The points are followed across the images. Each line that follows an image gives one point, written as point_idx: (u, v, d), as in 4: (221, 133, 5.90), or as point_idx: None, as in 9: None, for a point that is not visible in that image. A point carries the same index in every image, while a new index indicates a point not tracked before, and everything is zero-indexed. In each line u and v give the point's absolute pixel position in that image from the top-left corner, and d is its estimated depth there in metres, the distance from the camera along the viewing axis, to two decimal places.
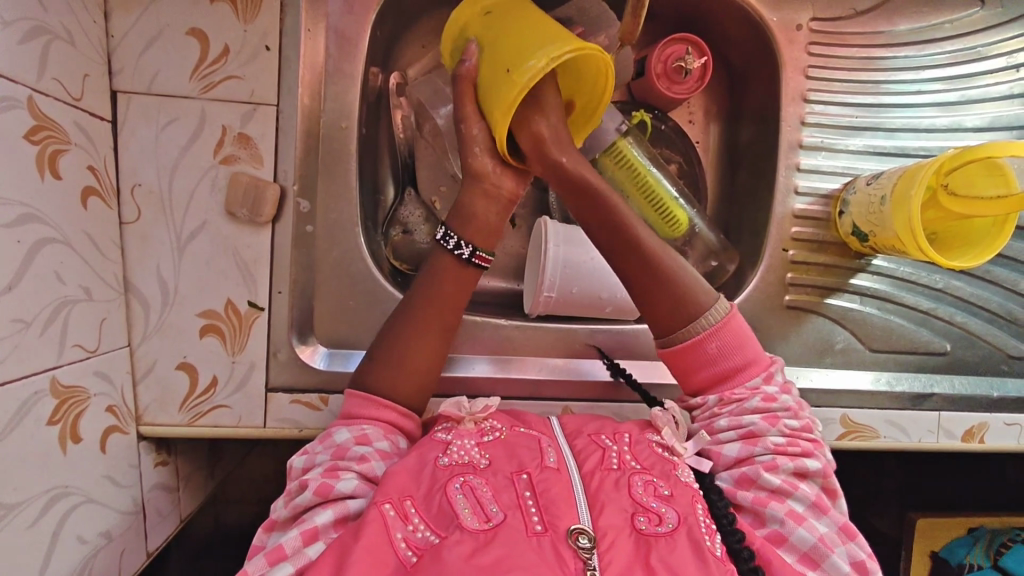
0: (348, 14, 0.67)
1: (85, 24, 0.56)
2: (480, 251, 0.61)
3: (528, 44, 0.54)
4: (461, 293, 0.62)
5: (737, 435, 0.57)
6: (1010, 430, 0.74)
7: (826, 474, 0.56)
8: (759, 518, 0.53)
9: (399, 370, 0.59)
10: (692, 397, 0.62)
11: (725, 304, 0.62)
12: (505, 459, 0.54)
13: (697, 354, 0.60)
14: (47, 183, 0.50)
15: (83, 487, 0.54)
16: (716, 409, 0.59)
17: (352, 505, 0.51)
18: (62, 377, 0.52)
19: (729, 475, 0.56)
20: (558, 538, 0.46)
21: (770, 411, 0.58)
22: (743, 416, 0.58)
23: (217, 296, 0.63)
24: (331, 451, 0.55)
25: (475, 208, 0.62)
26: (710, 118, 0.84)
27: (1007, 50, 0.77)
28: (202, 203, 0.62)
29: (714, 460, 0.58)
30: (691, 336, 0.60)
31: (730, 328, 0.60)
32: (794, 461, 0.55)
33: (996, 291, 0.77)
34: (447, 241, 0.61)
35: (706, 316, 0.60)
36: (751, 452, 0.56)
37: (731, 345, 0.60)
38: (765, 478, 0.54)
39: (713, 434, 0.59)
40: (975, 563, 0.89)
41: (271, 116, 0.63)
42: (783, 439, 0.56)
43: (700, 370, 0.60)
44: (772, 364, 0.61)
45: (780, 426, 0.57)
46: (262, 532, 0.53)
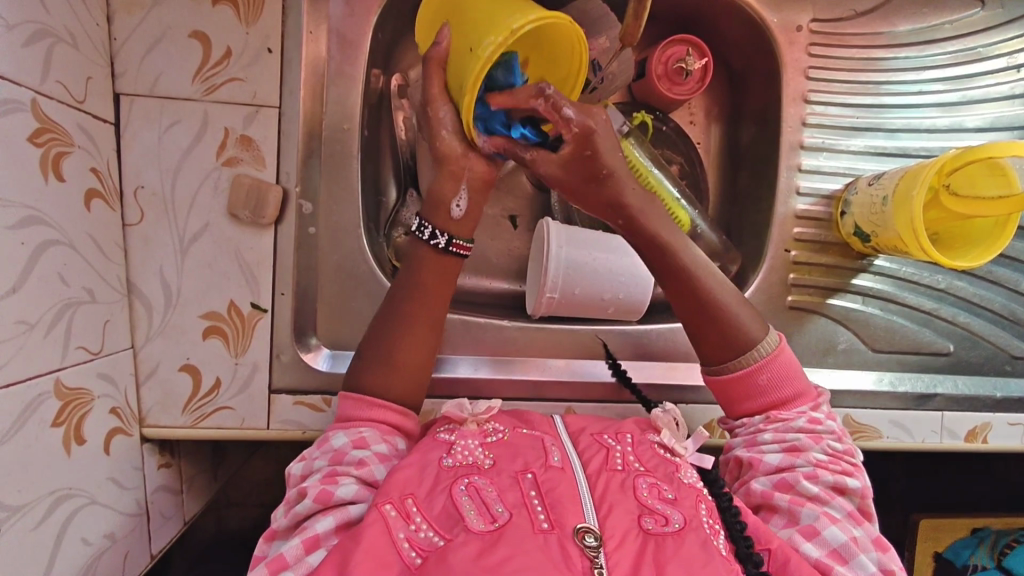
0: (350, 16, 0.67)
1: (88, 27, 0.56)
2: (457, 239, 0.60)
3: (487, 17, 0.49)
4: (448, 286, 0.61)
5: (780, 448, 0.57)
6: (1013, 430, 0.74)
7: (864, 494, 0.56)
8: (793, 517, 0.53)
9: (395, 368, 0.59)
10: (735, 421, 0.62)
11: (776, 334, 0.62)
12: (509, 458, 0.54)
13: (747, 384, 0.60)
14: (51, 185, 0.51)
15: (86, 490, 0.54)
16: (761, 426, 0.59)
17: (352, 512, 0.51)
18: (65, 380, 0.52)
19: (767, 479, 0.56)
20: (565, 536, 0.46)
21: (815, 432, 0.58)
22: (789, 433, 0.57)
23: (220, 298, 0.64)
24: (329, 457, 0.55)
25: (445, 193, 0.58)
26: (711, 119, 0.84)
27: (1008, 50, 0.77)
28: (205, 204, 0.63)
29: (752, 466, 0.57)
30: (742, 364, 0.60)
31: (781, 358, 0.60)
32: (835, 475, 0.55)
33: (999, 291, 0.77)
34: (423, 231, 0.60)
35: (759, 346, 0.60)
36: (792, 462, 0.56)
37: (782, 377, 0.60)
38: (805, 485, 0.54)
39: (755, 445, 0.58)
40: (979, 564, 0.90)
41: (273, 117, 0.63)
42: (824, 456, 0.56)
43: (750, 396, 0.60)
44: (820, 395, 0.61)
45: (824, 445, 0.57)
46: (265, 543, 0.53)
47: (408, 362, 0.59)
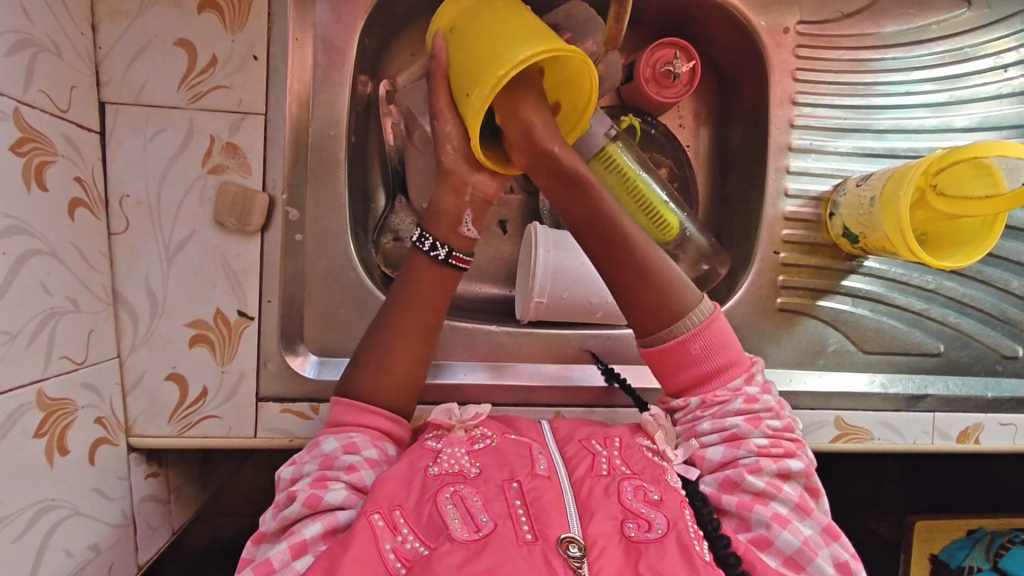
0: (336, 22, 0.67)
1: (71, 36, 0.56)
2: (457, 252, 0.62)
3: (485, 56, 0.52)
4: (443, 294, 0.62)
5: (721, 440, 0.56)
6: (1005, 431, 0.74)
7: (809, 473, 0.56)
8: (744, 521, 0.53)
9: (384, 373, 0.59)
10: (675, 399, 0.62)
11: (708, 303, 0.61)
12: (495, 466, 0.53)
13: (679, 355, 0.59)
14: (34, 195, 0.50)
15: (71, 501, 0.54)
16: (698, 412, 0.59)
17: (340, 517, 0.50)
18: (48, 390, 0.52)
19: (713, 479, 0.56)
20: (549, 547, 0.46)
21: (752, 413, 0.57)
22: (727, 417, 0.57)
23: (207, 306, 0.63)
24: (319, 462, 0.54)
25: (447, 206, 0.61)
26: (699, 122, 0.84)
27: (994, 50, 0.77)
28: (191, 211, 0.62)
29: (697, 464, 0.57)
30: (673, 334, 0.59)
31: (713, 328, 0.59)
32: (777, 462, 0.55)
33: (989, 291, 0.77)
34: (423, 242, 0.61)
35: (687, 318, 0.59)
36: (734, 456, 0.55)
37: (711, 349, 0.59)
38: (750, 483, 0.54)
39: (695, 437, 0.58)
40: (975, 565, 0.89)
41: (258, 125, 0.63)
42: (766, 441, 0.56)
43: (684, 368, 0.59)
44: (752, 363, 0.61)
45: (763, 427, 0.56)
46: (252, 546, 0.53)
47: (397, 366, 0.59)
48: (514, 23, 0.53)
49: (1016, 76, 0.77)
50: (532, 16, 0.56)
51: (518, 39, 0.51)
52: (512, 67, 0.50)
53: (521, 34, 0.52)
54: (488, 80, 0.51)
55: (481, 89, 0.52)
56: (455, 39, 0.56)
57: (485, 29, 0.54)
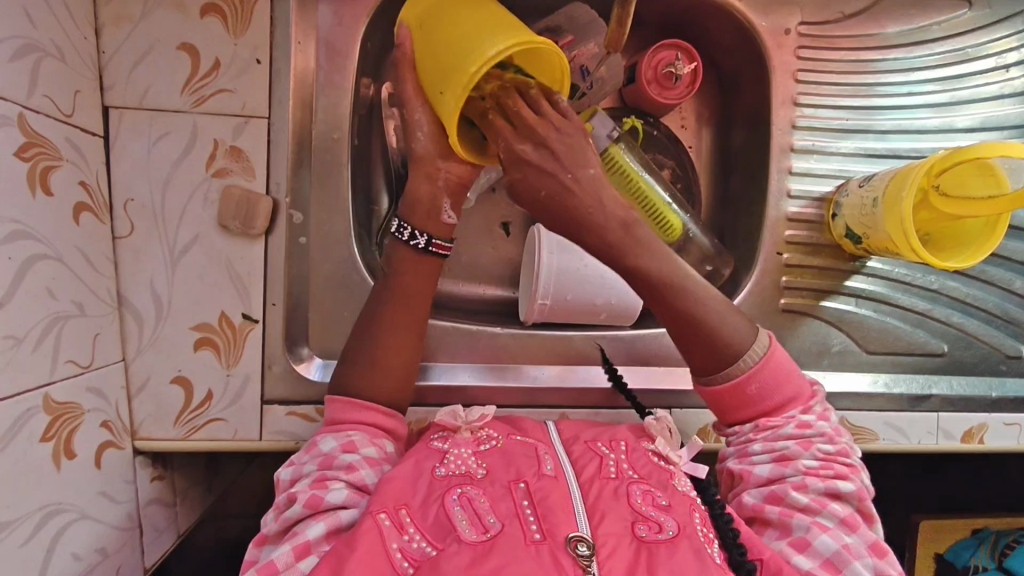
0: (339, 26, 0.68)
1: (76, 41, 0.56)
2: (438, 239, 0.62)
3: (456, 51, 0.52)
4: (427, 287, 0.63)
5: (770, 459, 0.57)
6: (1010, 430, 0.74)
7: (862, 497, 0.55)
8: (785, 529, 0.54)
9: (376, 369, 0.60)
10: (728, 429, 0.61)
11: (764, 336, 0.60)
12: (502, 467, 0.54)
13: (738, 395, 0.59)
14: (39, 200, 0.50)
15: (77, 504, 0.54)
16: (752, 435, 0.58)
17: (343, 517, 0.51)
18: (54, 395, 0.52)
19: (758, 492, 0.56)
20: (557, 546, 0.46)
21: (805, 438, 0.57)
22: (778, 441, 0.57)
23: (212, 309, 0.63)
24: (318, 461, 0.55)
25: (421, 193, 0.61)
26: (702, 123, 0.84)
27: (996, 50, 0.77)
28: (195, 215, 0.63)
29: (743, 479, 0.58)
30: (731, 375, 0.58)
31: (771, 366, 0.58)
32: (825, 481, 0.54)
33: (992, 291, 0.77)
34: (401, 231, 0.62)
35: (749, 354, 0.58)
36: (782, 473, 0.56)
37: (771, 385, 0.58)
38: (794, 496, 0.54)
39: (745, 456, 0.58)
40: (980, 565, 0.89)
41: (262, 128, 0.63)
42: (815, 462, 0.56)
43: (742, 406, 0.59)
44: (811, 396, 0.60)
45: (814, 450, 0.56)
46: (255, 548, 0.53)
47: (392, 361, 0.60)
48: (482, 17, 0.52)
49: (1018, 76, 0.77)
50: (501, 8, 0.54)
51: (484, 36, 0.50)
52: (482, 63, 0.49)
53: (491, 25, 0.51)
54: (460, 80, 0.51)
55: (453, 91, 0.52)
56: (422, 37, 0.55)
57: (453, 23, 0.53)
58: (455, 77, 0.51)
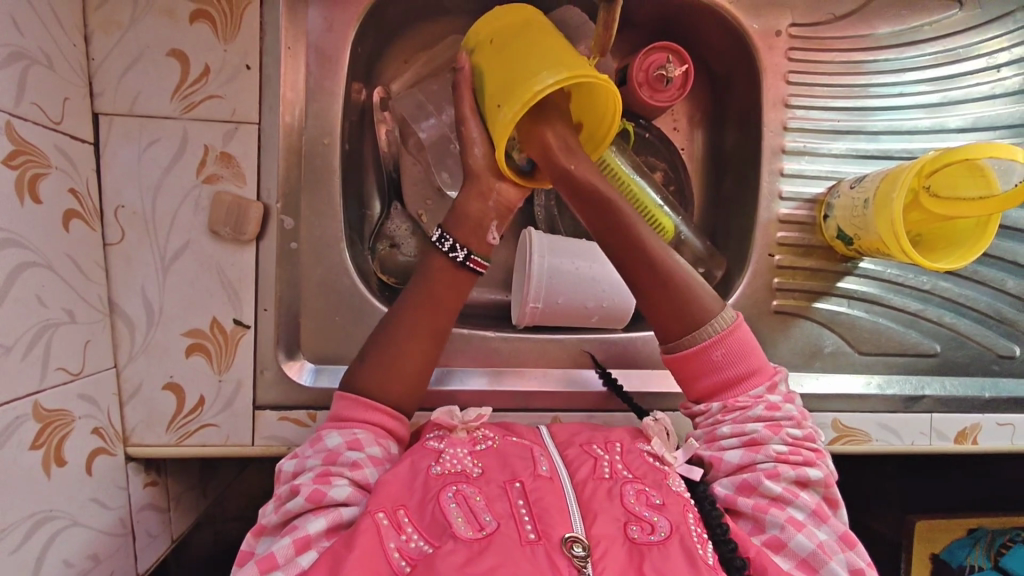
0: (328, 31, 0.67)
1: (64, 48, 0.56)
2: (475, 255, 0.62)
3: (526, 70, 0.54)
4: (457, 299, 0.62)
5: (740, 444, 0.56)
6: (1002, 430, 0.74)
7: (828, 483, 0.56)
8: (759, 524, 0.53)
9: (388, 371, 0.59)
10: (695, 404, 0.61)
11: (732, 311, 0.61)
12: (497, 467, 0.54)
13: (702, 361, 0.59)
14: (28, 208, 0.51)
15: (69, 511, 0.54)
16: (719, 415, 0.58)
17: (345, 513, 0.51)
18: (44, 402, 0.52)
19: (730, 482, 0.56)
20: (552, 547, 0.46)
21: (773, 421, 0.57)
22: (747, 423, 0.57)
23: (203, 315, 0.64)
24: (321, 456, 0.55)
25: (470, 208, 0.61)
26: (694, 124, 0.84)
27: (987, 50, 0.77)
28: (186, 221, 0.63)
29: (715, 466, 0.57)
30: (695, 341, 0.59)
31: (736, 336, 0.59)
32: (796, 470, 0.54)
33: (984, 291, 0.77)
34: (442, 243, 0.61)
35: (712, 322, 0.58)
36: (752, 460, 0.55)
37: (734, 355, 0.58)
38: (767, 486, 0.53)
39: (714, 441, 0.58)
40: (976, 564, 0.90)
41: (252, 133, 0.63)
42: (785, 447, 0.55)
43: (706, 374, 0.59)
44: (775, 371, 0.60)
45: (783, 434, 0.56)
46: (251, 538, 0.53)
47: (403, 364, 0.59)
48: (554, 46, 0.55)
49: (1010, 76, 0.77)
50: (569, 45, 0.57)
51: (562, 63, 0.53)
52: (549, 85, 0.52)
53: (563, 55, 0.54)
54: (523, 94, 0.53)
55: (513, 104, 0.53)
56: (491, 51, 0.58)
57: (525, 48, 0.55)
58: (520, 93, 0.53)
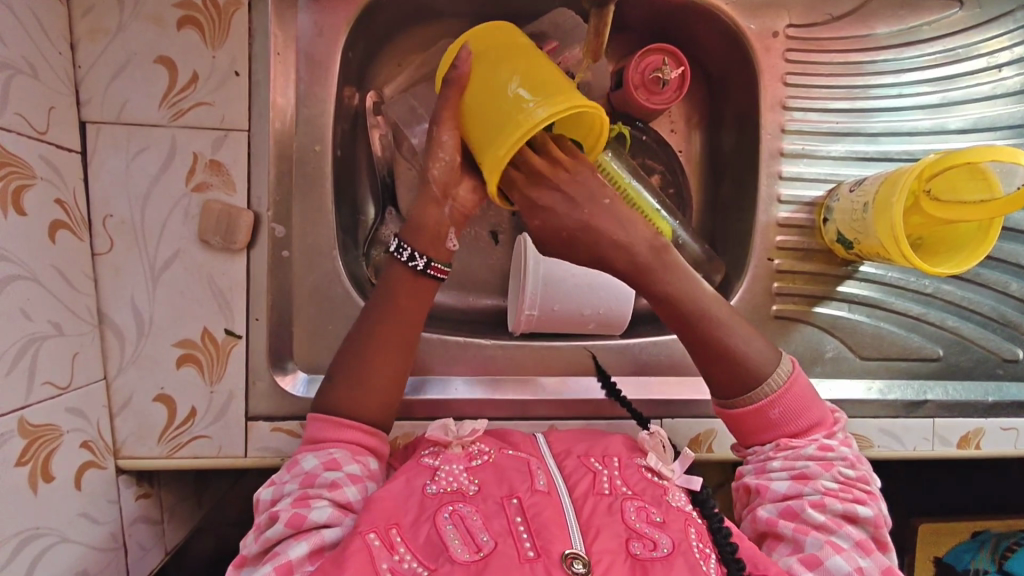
0: (319, 36, 0.67)
1: (49, 57, 0.55)
2: (436, 262, 0.60)
3: (519, 95, 0.50)
4: (423, 304, 0.61)
5: (788, 476, 0.55)
6: (1006, 435, 0.73)
7: (879, 524, 0.54)
8: (797, 546, 0.52)
9: (366, 386, 0.58)
10: (747, 450, 0.59)
11: (787, 361, 0.59)
12: (495, 484, 0.53)
13: (759, 416, 0.57)
14: (11, 220, 0.50)
15: (57, 528, 0.53)
16: (772, 453, 0.57)
17: (326, 535, 0.50)
18: (30, 417, 0.51)
19: (774, 507, 0.55)
20: (551, 564, 0.45)
21: (826, 459, 0.56)
22: (799, 460, 0.56)
23: (193, 325, 0.63)
24: (299, 480, 0.54)
25: (427, 218, 0.59)
26: (692, 126, 0.83)
27: (987, 49, 0.76)
28: (176, 231, 0.62)
29: (760, 493, 0.56)
30: (753, 396, 0.57)
31: (795, 390, 0.57)
32: (845, 504, 0.53)
33: (986, 294, 0.76)
34: (401, 253, 0.59)
35: (772, 377, 0.57)
36: (800, 490, 0.54)
37: (795, 409, 0.57)
38: (810, 514, 0.53)
39: (762, 471, 0.57)
40: (981, 568, 0.90)
41: (242, 141, 0.62)
42: (835, 484, 0.54)
43: (762, 428, 0.58)
44: (834, 423, 0.59)
45: (834, 472, 0.55)
46: (232, 570, 0.52)
47: (379, 378, 0.59)
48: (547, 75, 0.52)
49: (1011, 75, 0.76)
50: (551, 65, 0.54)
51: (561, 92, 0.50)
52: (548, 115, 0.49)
53: (555, 82, 0.52)
54: (518, 127, 0.49)
55: (510, 136, 0.50)
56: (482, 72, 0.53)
57: (514, 73, 0.52)
58: (515, 122, 0.50)
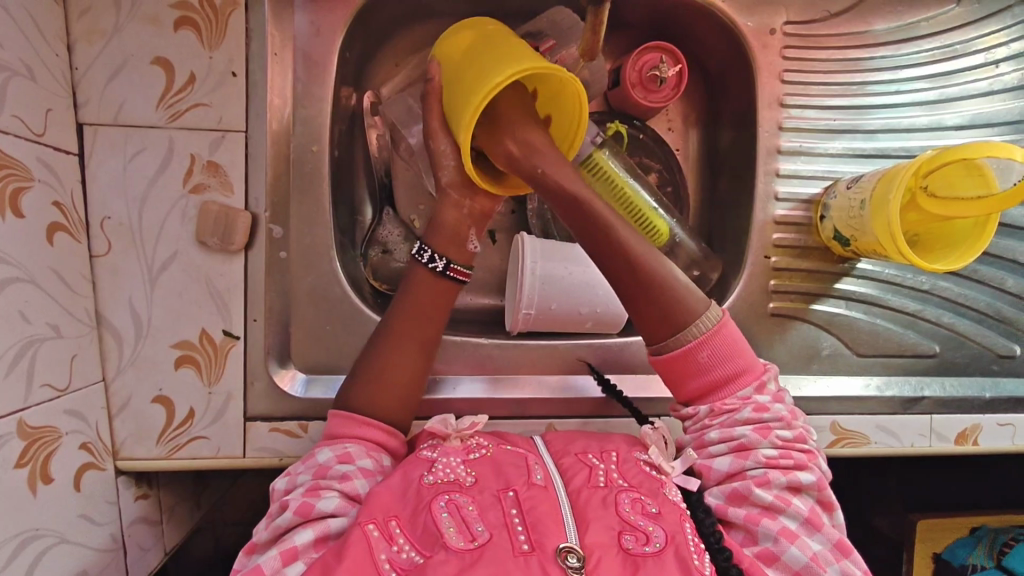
0: (316, 37, 0.67)
1: (46, 59, 0.55)
2: (455, 264, 0.62)
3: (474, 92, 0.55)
4: (444, 307, 0.63)
5: (728, 450, 0.55)
6: (1002, 431, 0.73)
7: (821, 487, 0.55)
8: (751, 535, 0.52)
9: (382, 385, 0.59)
10: (683, 412, 0.59)
11: (718, 308, 0.59)
12: (491, 476, 0.53)
13: (689, 363, 0.57)
14: (9, 223, 0.50)
15: (56, 529, 0.54)
16: (707, 420, 0.57)
17: (332, 525, 0.50)
18: (29, 419, 0.51)
19: (720, 492, 0.55)
20: (546, 558, 0.45)
21: (761, 422, 0.55)
22: (735, 427, 0.55)
23: (192, 327, 0.63)
24: (312, 472, 0.54)
25: (445, 217, 0.62)
26: (689, 125, 0.83)
27: (984, 45, 0.76)
28: (173, 232, 0.62)
29: (706, 475, 0.56)
30: (681, 341, 0.57)
31: (723, 335, 0.57)
32: (787, 475, 0.53)
33: (983, 291, 0.76)
34: (422, 255, 0.62)
35: (699, 321, 0.57)
36: (742, 467, 0.54)
37: (723, 353, 0.57)
38: (757, 496, 0.53)
39: (703, 447, 0.57)
40: (978, 564, 0.87)
41: (239, 141, 0.62)
42: (775, 452, 0.54)
43: (692, 377, 0.58)
44: (764, 372, 0.59)
45: (772, 438, 0.55)
46: (243, 557, 0.52)
47: (394, 377, 0.60)
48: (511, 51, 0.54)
49: (1008, 71, 0.76)
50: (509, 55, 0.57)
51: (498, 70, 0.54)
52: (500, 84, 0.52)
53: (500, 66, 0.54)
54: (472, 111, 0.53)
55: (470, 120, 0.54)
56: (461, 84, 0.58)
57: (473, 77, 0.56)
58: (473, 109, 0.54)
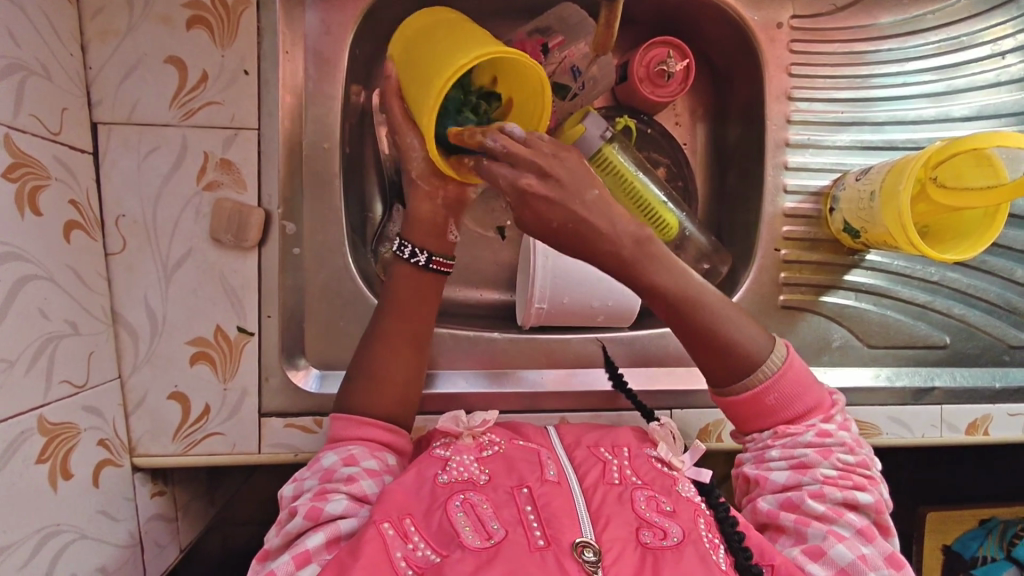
0: (326, 34, 0.67)
1: (61, 58, 0.56)
2: (438, 256, 0.62)
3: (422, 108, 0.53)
4: (430, 303, 0.63)
5: (788, 465, 0.55)
6: (1013, 421, 0.73)
7: (880, 509, 0.54)
8: (801, 537, 0.53)
9: (381, 386, 0.60)
10: (745, 437, 0.59)
11: (782, 344, 0.58)
12: (504, 473, 0.53)
13: (756, 404, 0.57)
14: (28, 221, 0.50)
15: (76, 525, 0.54)
16: (769, 441, 0.57)
17: (343, 526, 0.50)
18: (49, 416, 0.52)
19: (774, 499, 0.55)
20: (562, 552, 0.45)
21: (824, 445, 0.55)
22: (797, 448, 0.55)
23: (206, 324, 0.63)
24: (319, 475, 0.54)
25: (421, 211, 0.61)
26: (696, 118, 0.83)
27: (990, 37, 0.76)
28: (186, 230, 0.62)
29: (760, 484, 0.57)
30: (749, 384, 0.56)
31: (790, 375, 0.57)
32: (844, 491, 0.53)
33: (993, 281, 0.76)
34: (403, 250, 0.62)
35: (765, 364, 0.56)
36: (798, 480, 0.55)
37: (791, 394, 0.56)
38: (810, 504, 0.53)
39: (762, 461, 0.57)
40: (988, 555, 0.88)
41: (252, 140, 0.63)
42: (835, 472, 0.54)
43: (758, 415, 0.57)
44: (832, 404, 0.59)
45: (833, 459, 0.55)
46: (257, 564, 0.52)
47: (392, 377, 0.60)
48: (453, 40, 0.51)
49: (1014, 63, 0.76)
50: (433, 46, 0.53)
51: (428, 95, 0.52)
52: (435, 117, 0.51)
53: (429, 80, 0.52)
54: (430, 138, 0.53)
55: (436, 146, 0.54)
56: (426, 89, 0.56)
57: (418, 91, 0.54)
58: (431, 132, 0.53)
